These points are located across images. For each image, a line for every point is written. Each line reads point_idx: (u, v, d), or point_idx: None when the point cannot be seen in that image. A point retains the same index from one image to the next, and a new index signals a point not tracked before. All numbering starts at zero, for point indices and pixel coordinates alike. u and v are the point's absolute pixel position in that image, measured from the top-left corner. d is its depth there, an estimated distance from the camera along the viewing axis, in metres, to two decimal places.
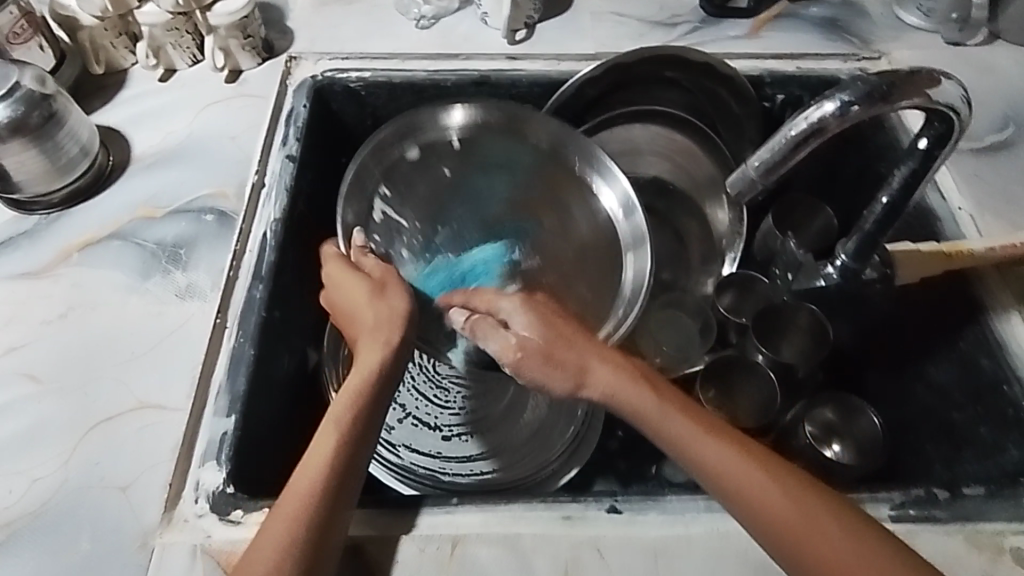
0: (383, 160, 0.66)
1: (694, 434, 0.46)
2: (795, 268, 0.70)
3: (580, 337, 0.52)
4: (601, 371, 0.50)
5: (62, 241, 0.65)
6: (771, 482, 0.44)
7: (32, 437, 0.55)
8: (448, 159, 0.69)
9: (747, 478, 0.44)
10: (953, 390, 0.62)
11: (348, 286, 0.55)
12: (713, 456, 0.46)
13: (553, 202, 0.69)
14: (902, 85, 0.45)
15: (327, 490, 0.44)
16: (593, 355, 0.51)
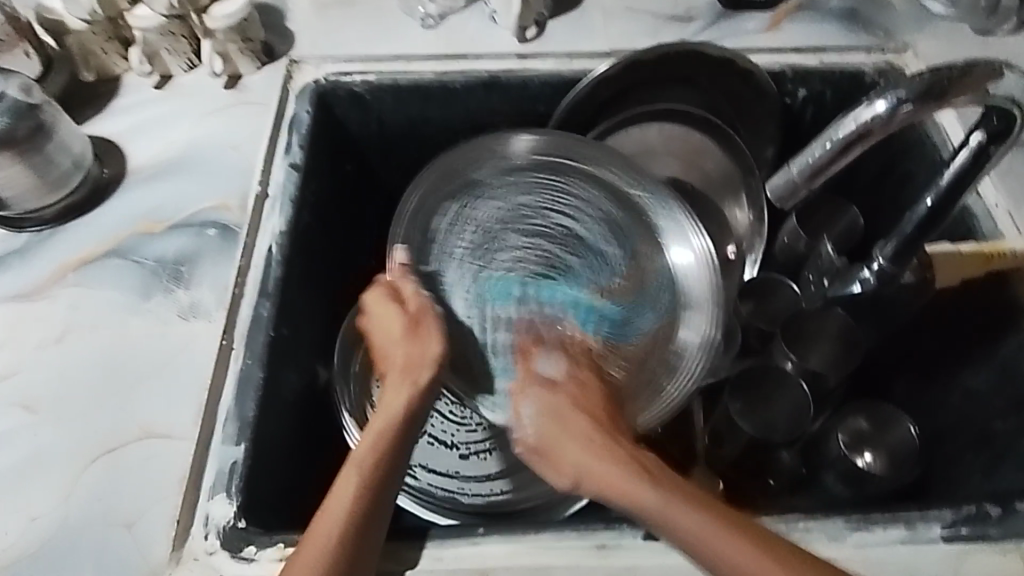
0: (450, 181, 0.66)
1: (668, 502, 0.43)
2: (830, 274, 0.66)
3: (568, 425, 0.50)
4: (589, 451, 0.48)
5: (57, 259, 0.61)
6: (754, 551, 0.40)
7: (31, 471, 0.51)
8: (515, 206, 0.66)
9: (729, 543, 0.41)
10: (992, 397, 0.59)
11: (386, 317, 0.56)
12: (693, 524, 0.42)
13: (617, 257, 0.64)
14: (959, 80, 0.44)
15: (349, 540, 0.43)
16: (565, 441, 0.50)
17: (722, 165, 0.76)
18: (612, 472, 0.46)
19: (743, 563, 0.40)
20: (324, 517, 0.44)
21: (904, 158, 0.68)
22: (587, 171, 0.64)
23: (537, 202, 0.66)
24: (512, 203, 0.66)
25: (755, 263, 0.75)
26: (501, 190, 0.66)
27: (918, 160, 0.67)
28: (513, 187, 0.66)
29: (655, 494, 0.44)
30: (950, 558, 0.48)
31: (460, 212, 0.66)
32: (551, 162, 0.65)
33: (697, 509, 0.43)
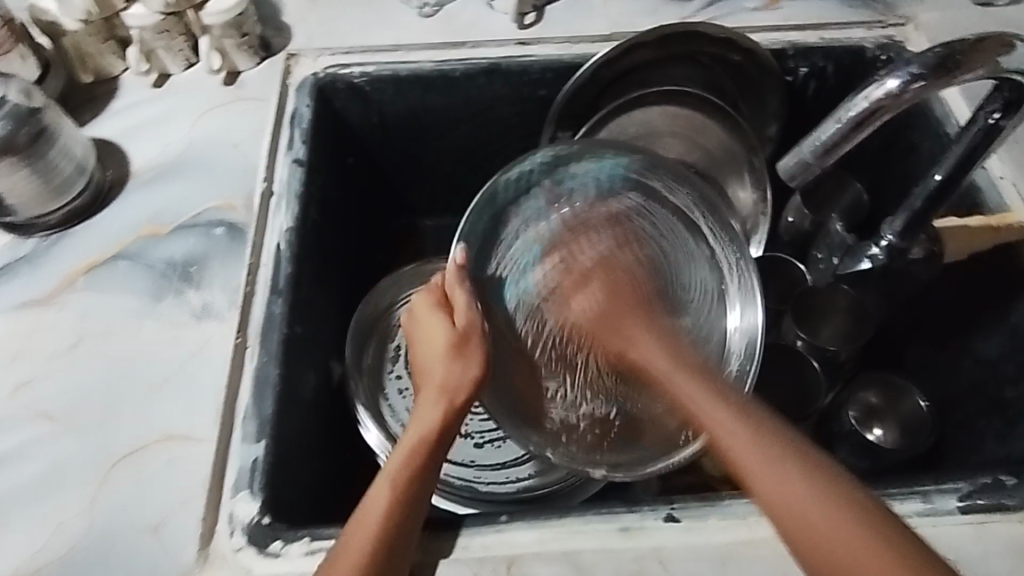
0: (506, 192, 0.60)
1: (711, 403, 0.46)
2: (841, 251, 0.67)
3: (627, 320, 0.56)
4: (660, 364, 0.51)
5: (65, 266, 0.61)
6: (828, 511, 0.39)
7: (54, 478, 0.52)
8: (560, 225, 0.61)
9: (750, 451, 0.42)
10: (1003, 366, 0.60)
11: (430, 333, 0.54)
12: (728, 427, 0.44)
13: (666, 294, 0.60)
14: (971, 53, 0.44)
15: (384, 547, 0.43)
16: (634, 338, 0.55)
17: (724, 143, 0.76)
18: (680, 380, 0.49)
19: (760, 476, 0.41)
20: (360, 529, 0.44)
21: (907, 130, 0.68)
22: (694, 224, 0.61)
23: (642, 231, 0.62)
24: (603, 210, 0.61)
25: (760, 243, 0.74)
26: (589, 199, 0.61)
27: (920, 132, 0.67)
28: (628, 202, 0.61)
29: (710, 404, 0.46)
30: (968, 528, 0.49)
31: (559, 195, 0.61)
32: (656, 202, 0.61)
33: (739, 422, 0.44)
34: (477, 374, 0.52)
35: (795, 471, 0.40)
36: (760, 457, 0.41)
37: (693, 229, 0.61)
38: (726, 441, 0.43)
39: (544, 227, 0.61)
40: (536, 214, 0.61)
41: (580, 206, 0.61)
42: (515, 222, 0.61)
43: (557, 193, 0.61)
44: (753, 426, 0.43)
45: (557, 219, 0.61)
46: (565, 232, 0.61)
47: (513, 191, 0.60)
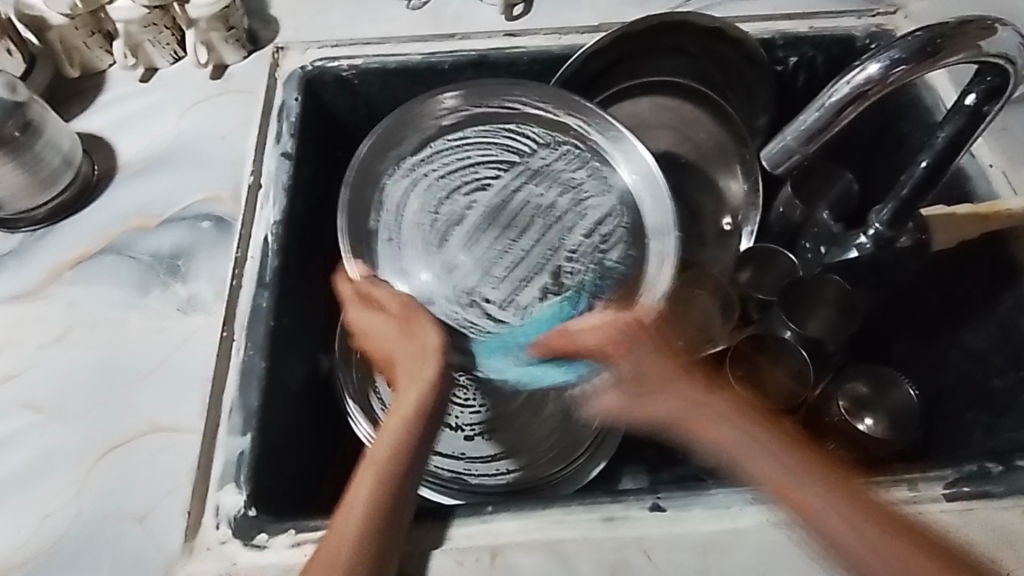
0: (370, 171, 0.64)
1: (769, 462, 0.48)
2: (828, 241, 0.66)
3: (669, 379, 0.53)
4: (690, 410, 0.52)
5: (52, 259, 0.61)
6: (833, 506, 0.45)
7: (39, 471, 0.52)
8: (435, 186, 0.64)
9: (818, 501, 0.45)
10: (992, 356, 0.60)
11: (375, 328, 0.57)
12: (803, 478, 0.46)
13: (562, 186, 0.64)
14: (953, 37, 0.44)
15: (375, 530, 0.44)
16: (687, 400, 0.52)
17: (715, 135, 0.75)
18: (717, 426, 0.51)
19: (830, 525, 0.44)
20: (344, 516, 0.44)
21: (896, 120, 0.68)
22: (542, 117, 0.64)
23: (483, 156, 0.65)
24: (445, 168, 0.65)
25: (751, 233, 0.73)
26: (449, 155, 0.65)
27: (910, 122, 0.66)
28: (461, 146, 0.65)
29: (732, 433, 0.50)
30: (952, 516, 0.48)
31: (409, 182, 0.64)
32: (483, 120, 0.65)
33: (806, 470, 0.47)
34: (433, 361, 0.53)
35: (839, 505, 0.45)
36: (815, 498, 0.45)
37: (536, 126, 0.65)
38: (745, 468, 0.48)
39: (411, 209, 0.63)
40: (398, 203, 0.64)
41: (422, 178, 0.64)
42: (387, 218, 0.63)
43: (405, 168, 0.64)
44: (806, 456, 0.48)
45: (417, 189, 0.64)
46: (426, 203, 0.64)
47: (370, 186, 0.63)
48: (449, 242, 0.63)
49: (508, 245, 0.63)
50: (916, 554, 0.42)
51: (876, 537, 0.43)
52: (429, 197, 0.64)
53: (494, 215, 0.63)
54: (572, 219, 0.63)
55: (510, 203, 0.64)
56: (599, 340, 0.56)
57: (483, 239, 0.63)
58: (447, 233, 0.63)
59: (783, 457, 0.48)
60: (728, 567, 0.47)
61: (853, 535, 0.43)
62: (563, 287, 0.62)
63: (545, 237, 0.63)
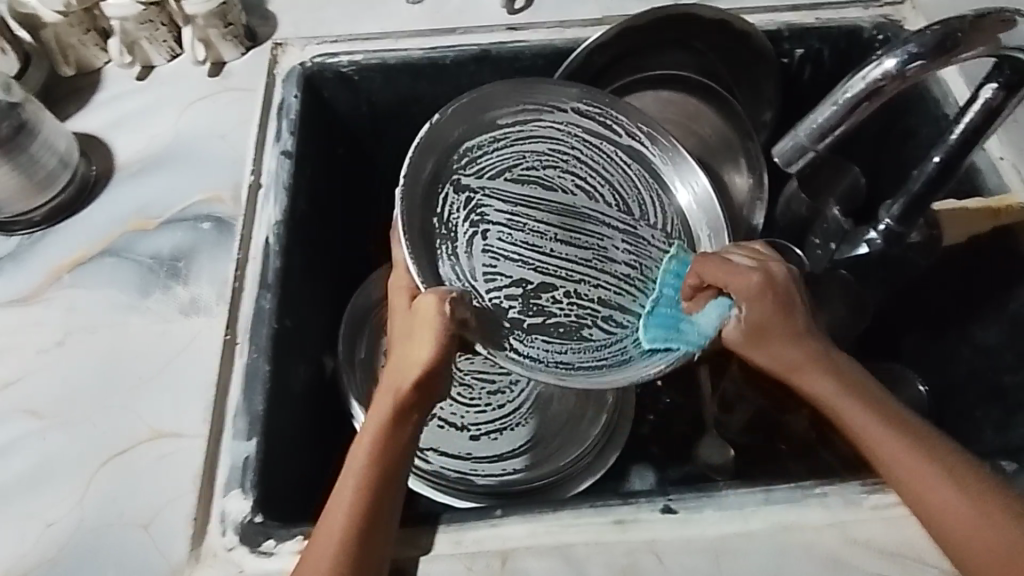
0: (480, 105, 0.59)
1: (874, 425, 0.46)
2: (838, 237, 0.62)
3: (778, 343, 0.50)
4: (838, 396, 0.48)
5: (50, 262, 0.60)
6: (940, 485, 0.43)
7: (40, 478, 0.51)
8: (509, 161, 0.61)
9: (916, 475, 0.44)
10: (1002, 352, 0.59)
11: (394, 319, 0.51)
12: (883, 447, 0.45)
13: (632, 227, 0.63)
14: (972, 32, 0.43)
15: (357, 532, 0.43)
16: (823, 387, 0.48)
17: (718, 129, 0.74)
18: (855, 415, 0.47)
19: (934, 505, 0.43)
20: (333, 512, 0.44)
21: (905, 113, 0.67)
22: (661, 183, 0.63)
23: (589, 167, 0.63)
24: (551, 148, 0.62)
25: (757, 229, 0.71)
26: (552, 140, 0.62)
27: (920, 115, 0.65)
28: (570, 145, 0.63)
29: (856, 414, 0.47)
30: None
31: (499, 141, 0.61)
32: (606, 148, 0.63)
33: (899, 435, 0.45)
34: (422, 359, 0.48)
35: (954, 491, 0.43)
36: (927, 478, 0.44)
37: (642, 180, 0.64)
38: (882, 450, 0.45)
39: (490, 157, 0.61)
40: (479, 150, 0.60)
41: (523, 141, 0.62)
42: (459, 155, 0.59)
43: (509, 126, 0.61)
44: (909, 439, 0.45)
45: (505, 148, 0.61)
46: (508, 167, 0.61)
47: (474, 113, 0.59)
48: (500, 208, 0.61)
49: (547, 242, 0.62)
50: (1006, 525, 0.42)
51: (962, 514, 0.42)
52: (506, 162, 0.61)
53: (550, 213, 0.62)
54: (622, 274, 0.62)
55: (569, 214, 0.63)
56: (751, 289, 0.49)
57: (527, 226, 0.61)
58: (511, 201, 0.61)
59: (857, 413, 0.47)
60: (739, 569, 0.46)
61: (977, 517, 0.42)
62: (566, 321, 0.60)
63: (580, 260, 0.62)
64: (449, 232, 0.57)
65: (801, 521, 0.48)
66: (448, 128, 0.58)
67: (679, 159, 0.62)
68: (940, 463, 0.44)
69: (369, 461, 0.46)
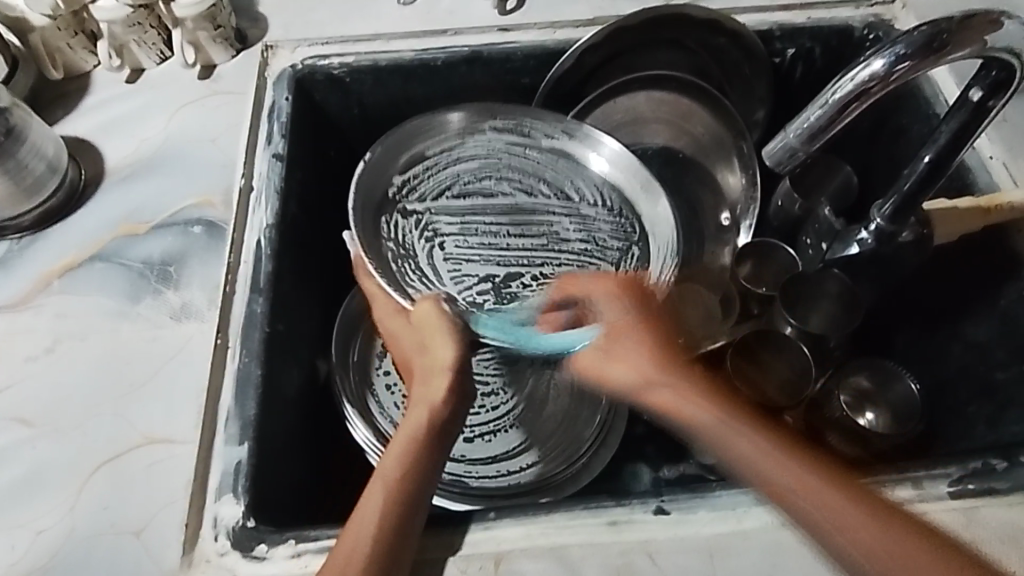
0: (400, 143, 0.62)
1: (755, 449, 0.43)
2: (829, 236, 0.64)
3: (658, 367, 0.49)
4: (706, 421, 0.45)
5: (40, 268, 0.60)
6: (848, 511, 0.39)
7: (31, 485, 0.51)
8: (448, 180, 0.64)
9: (831, 507, 0.40)
10: (994, 349, 0.59)
11: (407, 334, 0.55)
12: (781, 475, 0.42)
13: (576, 211, 0.64)
14: (959, 33, 0.43)
15: (395, 523, 0.44)
16: (705, 412, 0.46)
17: (711, 128, 0.73)
18: (740, 441, 0.44)
19: (850, 536, 0.39)
20: (364, 509, 0.45)
21: (896, 112, 0.67)
22: (586, 163, 0.64)
23: (523, 171, 0.65)
24: (484, 162, 0.64)
25: (752, 227, 0.71)
26: (484, 157, 0.64)
27: (911, 113, 0.66)
28: (500, 155, 0.64)
29: (749, 441, 0.44)
30: (959, 513, 0.48)
31: (432, 168, 0.63)
32: (528, 146, 0.64)
33: (795, 461, 0.42)
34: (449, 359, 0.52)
35: (863, 520, 0.39)
36: (838, 508, 0.40)
37: (569, 165, 0.64)
38: (772, 475, 0.42)
39: (426, 188, 0.63)
40: (416, 180, 0.63)
41: (459, 163, 0.64)
42: (396, 188, 0.62)
43: (434, 155, 0.64)
44: (804, 459, 0.42)
45: (439, 175, 0.64)
46: (448, 189, 0.64)
47: (397, 152, 0.61)
48: (448, 227, 0.63)
49: (502, 244, 0.63)
50: (935, 558, 0.38)
51: (879, 543, 0.38)
52: (446, 185, 0.64)
53: (499, 219, 0.64)
54: (578, 252, 0.63)
55: (516, 216, 0.64)
56: (611, 291, 0.54)
57: (479, 236, 0.63)
58: (454, 219, 0.63)
59: (749, 438, 0.44)
60: (733, 569, 0.46)
61: (892, 546, 0.38)
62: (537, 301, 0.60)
63: (536, 250, 0.63)
64: (401, 253, 0.60)
65: None
66: (382, 161, 0.61)
67: (591, 133, 0.63)
68: (849, 486, 0.41)
69: (404, 461, 0.47)
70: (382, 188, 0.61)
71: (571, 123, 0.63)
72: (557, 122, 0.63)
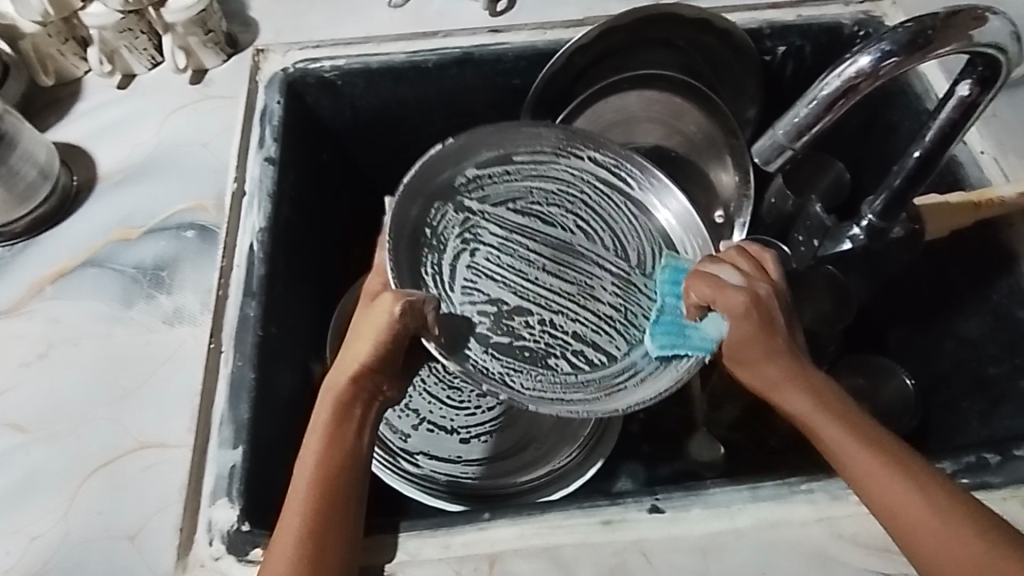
0: (484, 139, 0.61)
1: (846, 437, 0.45)
2: (820, 234, 0.63)
3: (755, 350, 0.48)
4: (800, 407, 0.47)
5: (32, 274, 0.60)
6: (916, 502, 0.42)
7: (25, 492, 0.51)
8: (511, 195, 0.63)
9: (892, 495, 0.43)
10: (987, 344, 0.59)
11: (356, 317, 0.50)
12: (859, 461, 0.44)
13: (622, 266, 0.61)
14: (945, 28, 0.43)
15: (318, 521, 0.44)
16: (790, 394, 0.48)
17: (703, 126, 0.72)
18: (832, 430, 0.46)
19: (912, 523, 0.42)
20: (291, 500, 0.45)
21: (887, 108, 0.67)
22: (651, 226, 0.61)
23: (590, 207, 0.63)
24: (565, 190, 0.63)
25: (744, 225, 0.70)
26: (556, 180, 0.63)
27: (901, 109, 0.66)
28: (571, 186, 0.63)
29: (838, 431, 0.46)
30: None
31: (509, 174, 0.62)
32: (604, 190, 0.63)
33: (869, 450, 0.45)
34: (365, 356, 0.48)
35: (929, 510, 0.42)
36: (906, 495, 0.43)
37: (637, 226, 0.62)
38: (850, 462, 0.45)
39: (490, 188, 0.62)
40: (486, 179, 0.62)
41: (541, 184, 0.63)
42: (460, 183, 0.61)
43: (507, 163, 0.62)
44: (878, 454, 0.44)
45: (507, 183, 0.63)
46: (507, 203, 0.63)
47: (472, 146, 0.61)
48: (494, 235, 0.62)
49: (534, 274, 0.61)
50: (980, 546, 0.41)
51: (940, 527, 0.41)
52: (507, 194, 0.63)
53: (541, 244, 0.62)
54: (606, 313, 0.60)
55: (559, 249, 0.62)
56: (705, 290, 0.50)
57: (516, 254, 0.62)
58: (507, 232, 0.62)
59: (838, 429, 0.46)
60: (727, 568, 0.46)
61: (950, 538, 0.41)
62: (533, 348, 0.58)
63: (567, 294, 0.61)
64: (429, 247, 0.59)
65: (789, 518, 0.48)
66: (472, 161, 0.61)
67: (667, 194, 0.61)
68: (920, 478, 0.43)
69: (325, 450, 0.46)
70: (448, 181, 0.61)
71: (655, 176, 0.61)
72: (640, 170, 0.61)
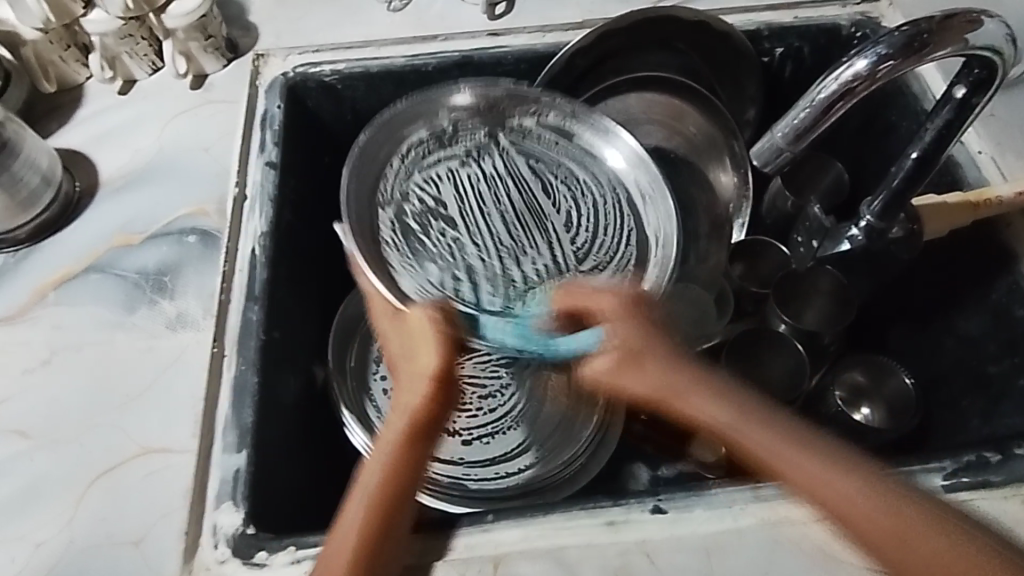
0: (425, 103, 0.62)
1: (767, 443, 0.44)
2: (819, 234, 0.64)
3: (640, 341, 0.47)
4: (723, 413, 0.45)
5: (35, 280, 0.60)
6: (852, 494, 0.41)
7: (30, 498, 0.51)
8: (460, 158, 0.63)
9: (832, 496, 0.41)
10: (987, 342, 0.59)
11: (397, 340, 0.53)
12: (789, 459, 0.43)
13: (577, 223, 0.62)
14: (940, 31, 0.44)
15: (372, 543, 0.45)
16: (685, 392, 0.46)
17: (704, 129, 0.72)
18: (766, 430, 0.44)
19: (858, 519, 0.41)
20: (341, 529, 0.46)
21: (885, 108, 0.67)
22: (601, 174, 0.62)
23: (537, 166, 0.63)
24: (514, 151, 0.63)
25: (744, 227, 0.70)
26: (501, 142, 0.63)
27: (900, 109, 0.66)
28: (519, 144, 0.63)
29: (765, 432, 0.44)
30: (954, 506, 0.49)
31: (448, 138, 0.63)
32: (551, 142, 0.63)
33: (808, 451, 0.43)
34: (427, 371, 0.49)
35: (867, 503, 0.41)
36: (847, 494, 0.41)
37: (586, 180, 0.62)
38: (775, 464, 0.43)
39: (436, 153, 0.62)
40: (428, 143, 0.62)
41: (504, 129, 0.63)
42: (404, 149, 0.61)
43: (449, 125, 0.62)
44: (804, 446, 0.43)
45: (450, 146, 0.63)
46: (454, 167, 0.62)
47: (414, 112, 0.62)
48: (445, 201, 0.62)
49: (488, 235, 0.61)
50: (931, 542, 0.39)
51: (886, 522, 0.40)
52: (454, 158, 0.63)
53: (493, 206, 0.62)
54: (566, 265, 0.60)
55: (511, 210, 0.62)
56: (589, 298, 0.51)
57: (469, 217, 0.62)
58: (455, 194, 0.62)
59: (769, 430, 0.44)
60: (729, 568, 0.47)
61: (896, 526, 0.40)
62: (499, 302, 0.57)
63: (523, 252, 0.61)
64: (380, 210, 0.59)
65: (792, 517, 0.48)
66: (455, 97, 0.62)
67: (615, 138, 0.61)
68: (862, 471, 0.42)
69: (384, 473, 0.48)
70: (418, 126, 0.62)
71: (599, 124, 0.62)
72: (584, 118, 0.62)
